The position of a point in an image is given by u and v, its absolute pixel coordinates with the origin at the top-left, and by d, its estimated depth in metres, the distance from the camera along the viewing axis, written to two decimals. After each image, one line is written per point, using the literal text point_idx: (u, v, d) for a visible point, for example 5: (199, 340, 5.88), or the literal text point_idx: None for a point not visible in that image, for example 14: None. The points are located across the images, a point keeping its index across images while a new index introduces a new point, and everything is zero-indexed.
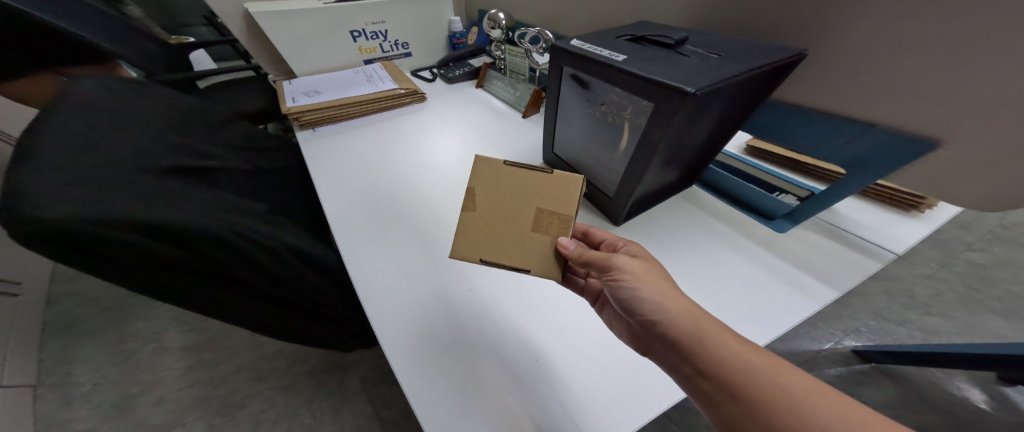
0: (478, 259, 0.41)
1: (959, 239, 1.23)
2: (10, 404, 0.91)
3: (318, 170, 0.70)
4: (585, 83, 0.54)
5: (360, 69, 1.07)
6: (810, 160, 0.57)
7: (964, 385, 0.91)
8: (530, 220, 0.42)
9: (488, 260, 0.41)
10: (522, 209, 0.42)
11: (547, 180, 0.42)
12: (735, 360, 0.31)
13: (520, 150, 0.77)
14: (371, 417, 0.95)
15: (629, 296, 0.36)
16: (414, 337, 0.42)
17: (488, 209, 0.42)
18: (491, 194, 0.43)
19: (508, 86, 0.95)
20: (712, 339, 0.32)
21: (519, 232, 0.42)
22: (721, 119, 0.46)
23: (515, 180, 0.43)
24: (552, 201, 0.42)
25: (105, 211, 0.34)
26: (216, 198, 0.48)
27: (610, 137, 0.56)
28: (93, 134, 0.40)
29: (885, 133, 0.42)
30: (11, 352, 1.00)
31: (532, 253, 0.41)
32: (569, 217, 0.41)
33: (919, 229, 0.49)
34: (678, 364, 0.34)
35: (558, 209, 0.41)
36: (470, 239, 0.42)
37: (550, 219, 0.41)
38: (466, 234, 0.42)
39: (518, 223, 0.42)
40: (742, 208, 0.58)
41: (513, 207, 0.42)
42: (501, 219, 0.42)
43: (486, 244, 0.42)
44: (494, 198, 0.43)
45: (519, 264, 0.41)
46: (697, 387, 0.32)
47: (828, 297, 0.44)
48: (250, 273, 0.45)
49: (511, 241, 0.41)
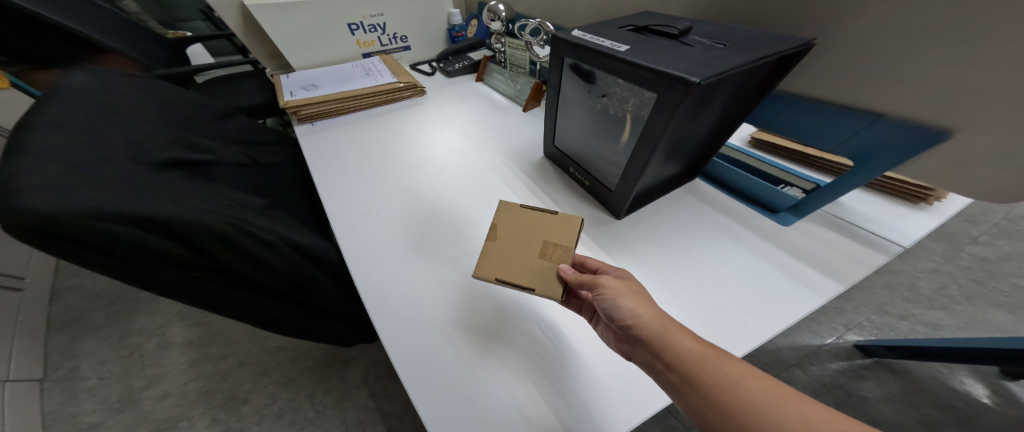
0: (492, 278, 0.41)
1: (964, 233, 1.22)
2: (19, 398, 0.91)
3: (316, 164, 0.69)
4: (586, 75, 0.53)
5: (358, 62, 1.06)
6: (817, 152, 0.56)
7: (966, 380, 0.91)
8: (535, 249, 0.42)
9: (500, 279, 0.41)
10: (532, 239, 0.43)
11: (553, 220, 0.44)
12: (692, 354, 0.30)
13: (521, 142, 0.76)
14: (373, 411, 0.96)
15: (609, 306, 0.34)
16: (414, 331, 0.41)
17: (500, 236, 0.44)
18: (504, 224, 0.45)
19: (507, 79, 0.94)
20: (675, 337, 0.32)
21: (525, 257, 0.42)
22: (726, 110, 0.45)
23: (526, 218, 0.45)
24: (555, 233, 0.43)
25: (95, 203, 0.33)
26: (212, 192, 0.48)
27: (611, 130, 0.55)
28: (84, 127, 0.39)
29: (894, 123, 0.41)
30: (19, 346, 1.01)
31: (536, 272, 0.40)
32: (570, 247, 0.41)
33: (927, 221, 0.48)
34: (650, 362, 0.33)
35: (561, 241, 0.42)
36: (481, 256, 0.43)
37: (558, 249, 0.41)
38: (481, 253, 0.43)
39: (525, 249, 0.42)
40: (746, 200, 0.57)
41: (522, 234, 0.44)
42: (511, 243, 0.43)
43: (496, 263, 0.42)
44: (507, 227, 0.45)
45: (525, 282, 0.40)
46: (667, 382, 0.31)
47: (832, 290, 0.43)
48: (248, 267, 0.45)
49: (518, 261, 0.41)
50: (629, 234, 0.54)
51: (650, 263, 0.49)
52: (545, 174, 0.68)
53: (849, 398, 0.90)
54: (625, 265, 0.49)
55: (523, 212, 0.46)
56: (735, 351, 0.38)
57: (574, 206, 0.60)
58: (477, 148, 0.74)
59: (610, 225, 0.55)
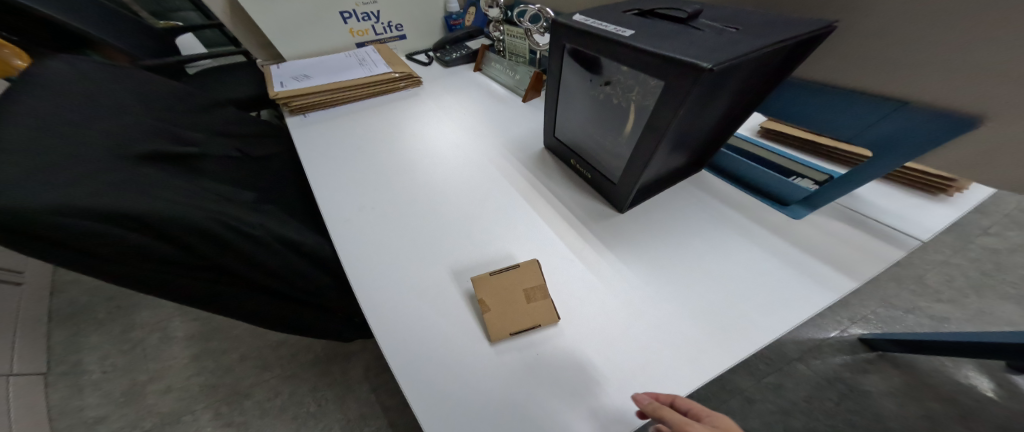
0: (508, 334, 0.39)
1: (973, 224, 1.20)
2: (24, 391, 0.91)
3: (309, 156, 0.67)
4: (588, 61, 0.50)
5: (351, 52, 1.02)
6: (831, 142, 0.54)
7: (971, 373, 0.90)
8: (520, 298, 0.41)
9: (517, 330, 0.39)
10: (511, 294, 0.41)
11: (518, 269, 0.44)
12: None
13: (519, 134, 0.74)
14: (374, 405, 0.96)
15: None
16: (409, 328, 0.40)
17: (491, 302, 0.41)
18: (487, 290, 0.42)
19: (506, 69, 0.91)
20: None
21: (517, 308, 0.40)
22: (736, 99, 0.43)
23: (498, 279, 0.43)
24: (525, 283, 0.42)
25: (66, 199, 0.31)
26: (198, 187, 0.46)
27: (613, 120, 0.53)
28: (56, 121, 0.37)
29: (920, 110, 0.38)
30: (22, 339, 1.01)
31: (537, 311, 0.40)
32: (542, 283, 0.42)
33: (946, 214, 0.46)
34: None
35: (532, 285, 0.42)
36: (487, 321, 0.39)
37: (538, 289, 0.42)
38: (484, 319, 0.40)
39: (515, 303, 0.41)
40: (754, 192, 0.55)
41: (503, 292, 0.41)
42: (502, 303, 0.41)
43: (505, 316, 0.40)
44: (490, 292, 0.42)
45: (532, 323, 0.39)
46: None
47: (846, 286, 0.41)
48: (238, 265, 0.44)
49: (519, 312, 0.40)
50: (632, 228, 0.52)
51: (654, 259, 0.47)
52: (545, 166, 0.65)
53: (852, 391, 0.89)
54: (629, 261, 0.47)
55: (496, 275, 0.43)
56: (744, 350, 0.37)
57: (575, 199, 0.58)
58: (475, 140, 0.71)
59: (612, 219, 0.53)
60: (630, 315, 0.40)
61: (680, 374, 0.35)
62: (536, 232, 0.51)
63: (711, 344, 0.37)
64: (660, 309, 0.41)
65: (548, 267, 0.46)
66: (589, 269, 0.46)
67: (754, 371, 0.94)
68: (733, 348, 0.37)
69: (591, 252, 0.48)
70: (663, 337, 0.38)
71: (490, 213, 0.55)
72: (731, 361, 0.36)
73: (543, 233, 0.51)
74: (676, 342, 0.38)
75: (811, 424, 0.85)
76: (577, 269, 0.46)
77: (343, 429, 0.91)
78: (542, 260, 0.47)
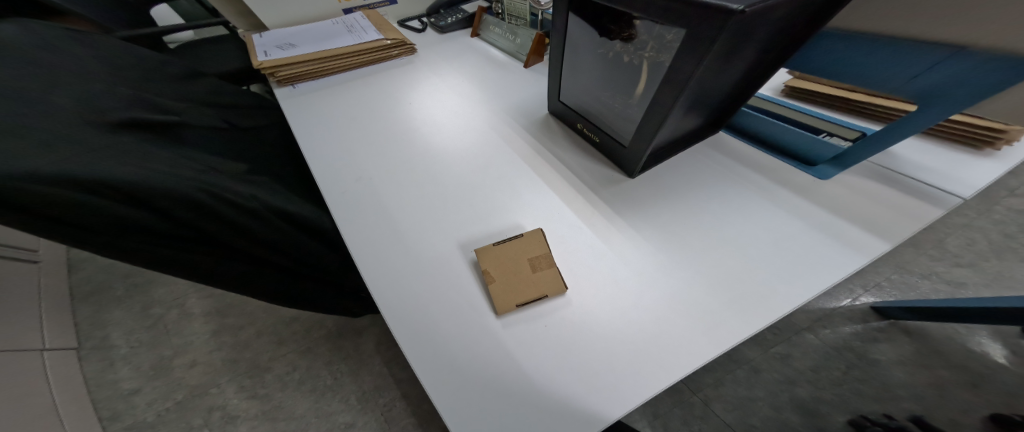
0: (514, 306, 0.37)
1: (1002, 185, 1.16)
2: (63, 365, 0.95)
3: (302, 128, 0.64)
4: (599, 11, 0.45)
5: (338, 19, 0.96)
6: (867, 97, 0.49)
7: (984, 340, 0.89)
8: (524, 269, 0.39)
9: (523, 303, 0.37)
10: (514, 264, 0.39)
11: (521, 239, 0.42)
12: None
13: (522, 100, 0.69)
14: (387, 377, 0.99)
15: None
16: (415, 300, 0.39)
17: (498, 272, 0.39)
18: (495, 261, 0.40)
19: (505, 32, 0.84)
20: None
21: (521, 280, 0.38)
22: (762, 53, 0.39)
23: (503, 251, 0.41)
24: (529, 251, 0.41)
25: (48, 168, 0.30)
26: (182, 158, 0.44)
27: (621, 80, 0.49)
28: (12, 96, 0.35)
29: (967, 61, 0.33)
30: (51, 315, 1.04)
31: (540, 281, 0.38)
32: (547, 252, 0.40)
33: (992, 168, 0.42)
34: None
35: (535, 253, 0.40)
36: (494, 293, 0.38)
37: (544, 258, 0.40)
38: (493, 292, 0.38)
39: (518, 273, 0.39)
40: (779, 154, 0.52)
41: (507, 262, 0.40)
42: (508, 274, 0.39)
43: (514, 287, 0.38)
44: (496, 262, 0.40)
45: (538, 293, 0.38)
46: None
47: (877, 249, 0.39)
48: (234, 238, 0.43)
49: (524, 281, 0.38)
50: (644, 193, 0.49)
51: (668, 226, 0.44)
52: (551, 133, 0.62)
53: (861, 361, 0.89)
54: (641, 227, 0.44)
55: (502, 246, 0.41)
56: (765, 318, 0.35)
57: (583, 166, 0.54)
58: (474, 108, 0.67)
59: (622, 185, 0.51)
60: (642, 285, 0.38)
61: (696, 343, 0.34)
62: (542, 199, 0.49)
63: (730, 313, 0.35)
64: (673, 277, 0.39)
65: (556, 235, 0.44)
66: (599, 237, 0.44)
67: (762, 342, 0.94)
68: (753, 316, 0.35)
69: (600, 220, 0.46)
70: (678, 306, 0.36)
71: (493, 182, 0.52)
72: (750, 330, 0.34)
73: (550, 202, 0.49)
74: (691, 312, 0.36)
75: (818, 393, 0.85)
76: (586, 237, 0.44)
77: (359, 401, 0.95)
78: (548, 228, 0.45)
